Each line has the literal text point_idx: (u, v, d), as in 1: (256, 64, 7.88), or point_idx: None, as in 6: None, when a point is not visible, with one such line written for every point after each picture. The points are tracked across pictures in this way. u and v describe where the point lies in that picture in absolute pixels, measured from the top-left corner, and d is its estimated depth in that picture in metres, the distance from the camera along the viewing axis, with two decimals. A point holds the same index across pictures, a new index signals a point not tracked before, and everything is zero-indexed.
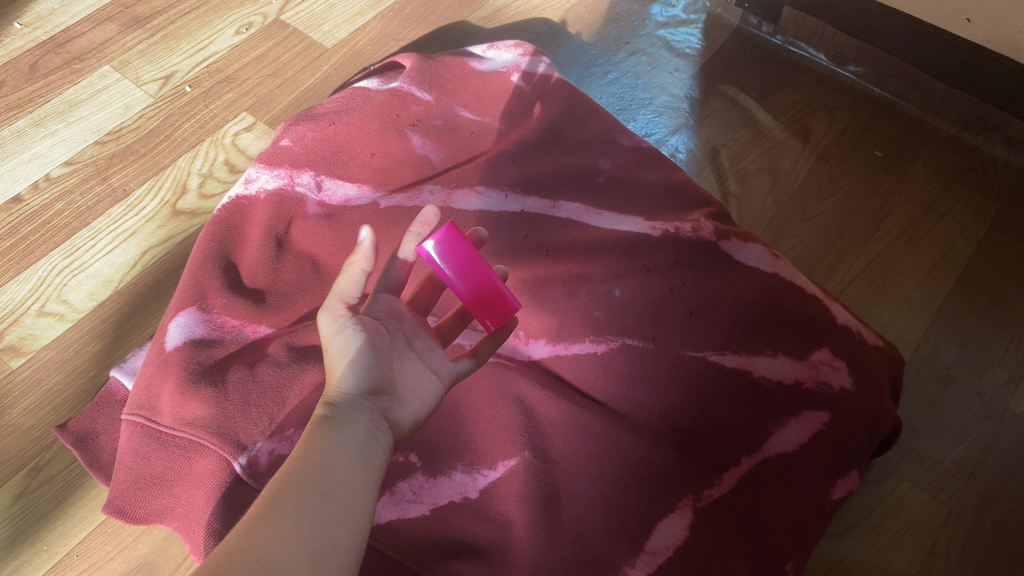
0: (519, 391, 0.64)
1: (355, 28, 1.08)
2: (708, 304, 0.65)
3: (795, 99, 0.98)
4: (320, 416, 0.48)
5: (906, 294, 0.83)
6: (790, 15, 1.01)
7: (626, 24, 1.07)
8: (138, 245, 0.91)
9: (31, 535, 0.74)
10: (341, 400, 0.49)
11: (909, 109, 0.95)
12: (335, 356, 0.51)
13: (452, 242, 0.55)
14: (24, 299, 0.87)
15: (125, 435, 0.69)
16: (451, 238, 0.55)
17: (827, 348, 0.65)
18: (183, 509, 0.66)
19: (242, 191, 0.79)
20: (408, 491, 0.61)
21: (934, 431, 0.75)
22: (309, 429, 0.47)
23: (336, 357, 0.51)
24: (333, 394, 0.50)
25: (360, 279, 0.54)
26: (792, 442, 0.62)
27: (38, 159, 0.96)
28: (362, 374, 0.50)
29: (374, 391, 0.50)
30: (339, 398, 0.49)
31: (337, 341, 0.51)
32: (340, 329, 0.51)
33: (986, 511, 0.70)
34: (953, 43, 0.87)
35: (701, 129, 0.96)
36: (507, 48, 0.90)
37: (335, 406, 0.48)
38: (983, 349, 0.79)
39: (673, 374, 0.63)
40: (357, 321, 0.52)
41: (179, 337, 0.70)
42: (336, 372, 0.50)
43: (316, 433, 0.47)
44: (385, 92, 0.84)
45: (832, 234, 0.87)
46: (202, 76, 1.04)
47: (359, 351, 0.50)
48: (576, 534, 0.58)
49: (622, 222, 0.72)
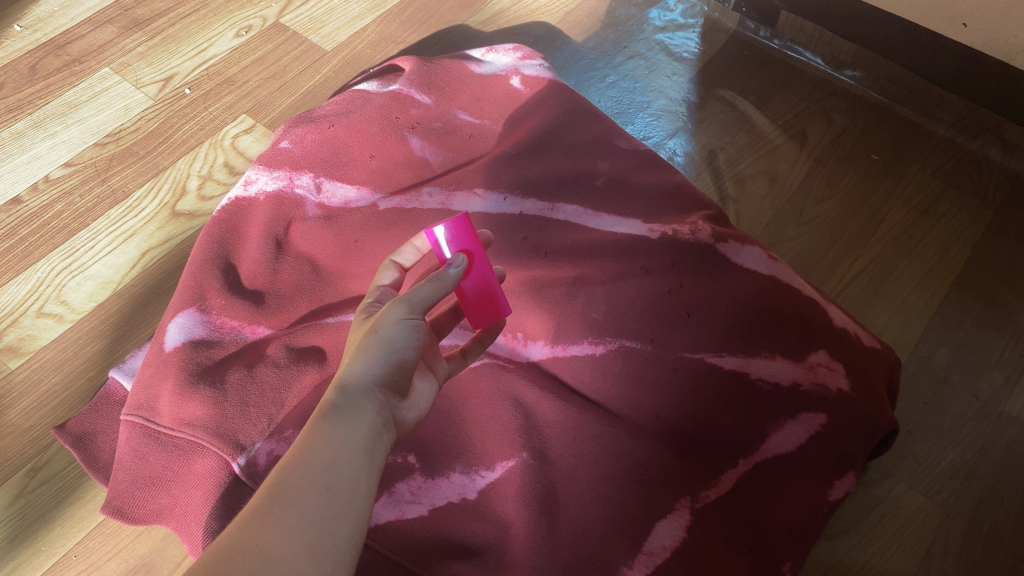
0: (517, 392, 0.64)
1: (355, 31, 1.08)
2: (705, 306, 0.66)
3: (793, 103, 0.98)
4: (335, 406, 0.47)
5: (903, 297, 0.83)
6: (787, 20, 1.02)
7: (624, 28, 1.07)
8: (137, 246, 0.91)
9: (29, 535, 0.74)
10: (363, 392, 0.48)
11: (906, 113, 0.95)
12: (379, 338, 0.49)
13: (461, 233, 0.56)
14: (23, 300, 0.87)
15: (124, 435, 0.69)
16: (460, 227, 0.56)
17: (824, 350, 0.65)
18: (182, 510, 0.66)
19: (241, 192, 0.79)
20: (406, 492, 0.62)
21: (931, 433, 0.75)
22: (314, 417, 0.47)
23: (377, 340, 0.49)
24: (352, 378, 0.49)
25: (441, 295, 0.53)
26: (789, 444, 0.63)
27: (38, 160, 0.97)
28: (397, 369, 0.50)
29: (396, 389, 0.50)
30: (355, 386, 0.48)
31: (388, 329, 0.50)
32: (398, 322, 0.50)
33: (983, 513, 0.71)
34: (948, 47, 0.87)
35: (699, 132, 0.97)
36: (506, 52, 0.91)
37: (355, 397, 0.48)
38: (980, 352, 0.79)
39: (671, 376, 0.63)
40: (416, 325, 0.51)
41: (179, 338, 0.70)
42: (372, 355, 0.49)
43: (321, 422, 0.46)
44: (384, 94, 0.85)
45: (829, 237, 0.87)
46: (201, 79, 1.04)
47: (405, 346, 0.50)
48: (575, 535, 0.58)
49: (621, 225, 0.72)
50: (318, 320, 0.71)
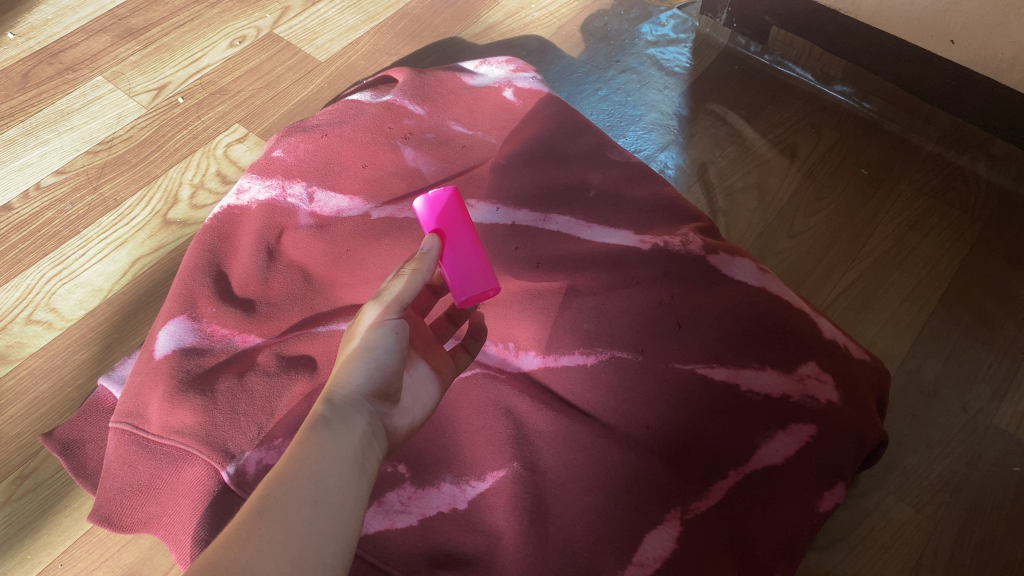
0: (508, 402, 0.64)
1: (348, 43, 1.09)
2: (696, 317, 0.66)
3: (783, 117, 0.99)
4: (319, 415, 0.48)
5: (892, 309, 0.84)
6: (777, 36, 1.03)
7: (616, 42, 1.09)
8: (128, 254, 0.91)
9: (15, 544, 0.73)
10: (344, 402, 0.49)
11: (893, 127, 0.97)
12: (361, 347, 0.51)
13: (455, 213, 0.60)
14: (11, 308, 0.86)
15: (113, 443, 0.69)
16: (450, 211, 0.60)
17: (814, 362, 0.65)
18: (171, 518, 0.65)
19: (233, 201, 0.79)
20: (396, 502, 0.62)
21: (920, 445, 0.76)
22: (303, 429, 0.47)
23: (359, 349, 0.51)
24: (339, 390, 0.50)
25: (419, 286, 0.53)
26: (779, 455, 0.63)
27: (29, 167, 0.96)
28: (379, 375, 0.50)
29: (382, 396, 0.51)
30: (342, 398, 0.49)
31: (369, 337, 0.51)
32: (377, 328, 0.52)
33: (972, 524, 0.71)
34: (935, 62, 0.88)
35: (690, 146, 0.98)
36: (499, 65, 0.92)
37: (336, 407, 0.49)
38: (968, 365, 0.80)
39: (662, 386, 0.63)
40: (396, 327, 0.52)
41: (169, 345, 0.70)
42: (354, 366, 0.50)
43: (311, 434, 0.47)
44: (377, 105, 0.85)
45: (818, 250, 0.88)
46: (194, 88, 1.04)
47: (385, 352, 0.51)
48: (565, 546, 0.58)
49: (612, 236, 0.73)
50: (310, 329, 0.71)
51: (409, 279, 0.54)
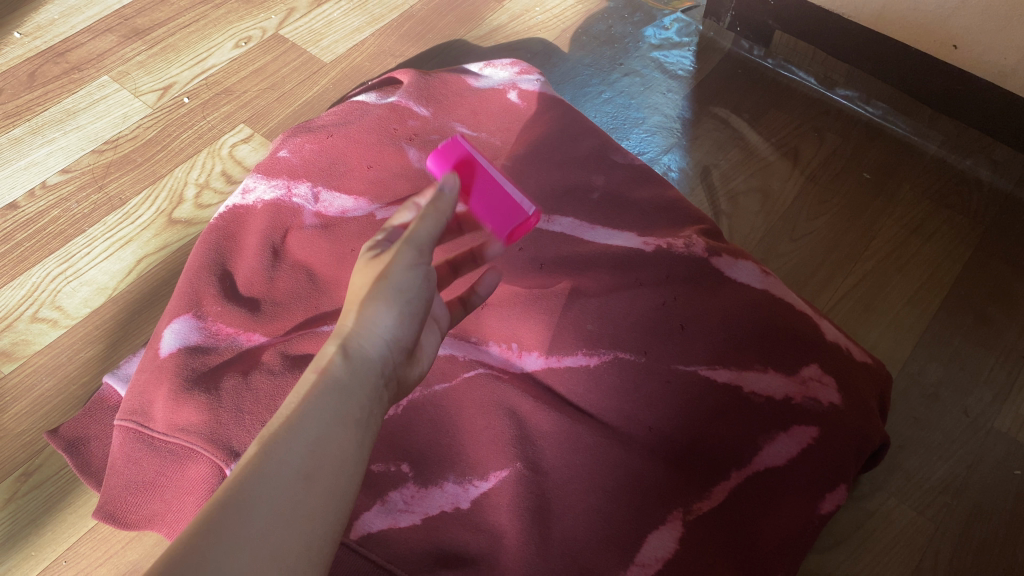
0: (512, 402, 0.64)
1: (353, 44, 1.09)
2: (699, 319, 0.66)
3: (786, 121, 1.00)
4: (330, 370, 0.46)
5: (894, 313, 0.84)
6: (781, 40, 1.03)
7: (620, 45, 1.09)
8: (133, 253, 0.91)
9: (19, 540, 0.74)
10: (359, 353, 0.48)
11: (896, 132, 0.97)
12: (386, 283, 0.49)
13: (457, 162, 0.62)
14: (17, 305, 0.87)
15: (117, 440, 0.69)
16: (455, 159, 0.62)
17: (817, 364, 0.66)
18: (175, 516, 0.66)
19: (239, 201, 0.80)
20: (399, 501, 0.62)
21: (921, 448, 0.76)
22: (308, 388, 0.45)
23: (383, 287, 0.49)
24: (354, 339, 0.48)
25: (440, 230, 0.51)
26: (781, 456, 0.63)
27: (35, 166, 0.97)
28: (398, 323, 0.49)
29: (400, 341, 0.49)
30: (357, 350, 0.48)
31: (395, 272, 0.49)
32: (404, 267, 0.49)
33: (973, 527, 0.71)
34: (938, 66, 0.88)
35: (693, 149, 0.98)
36: (503, 67, 0.93)
37: (349, 361, 0.47)
38: (969, 369, 0.80)
39: (665, 388, 0.64)
40: (425, 272, 0.51)
41: (174, 343, 0.71)
42: (377, 302, 0.48)
43: (311, 398, 0.45)
44: (382, 106, 0.86)
45: (821, 253, 0.88)
46: (200, 89, 1.05)
47: (406, 302, 0.49)
48: (567, 545, 0.58)
49: (615, 238, 0.73)
50: (314, 328, 0.71)
51: (429, 217, 0.51)
